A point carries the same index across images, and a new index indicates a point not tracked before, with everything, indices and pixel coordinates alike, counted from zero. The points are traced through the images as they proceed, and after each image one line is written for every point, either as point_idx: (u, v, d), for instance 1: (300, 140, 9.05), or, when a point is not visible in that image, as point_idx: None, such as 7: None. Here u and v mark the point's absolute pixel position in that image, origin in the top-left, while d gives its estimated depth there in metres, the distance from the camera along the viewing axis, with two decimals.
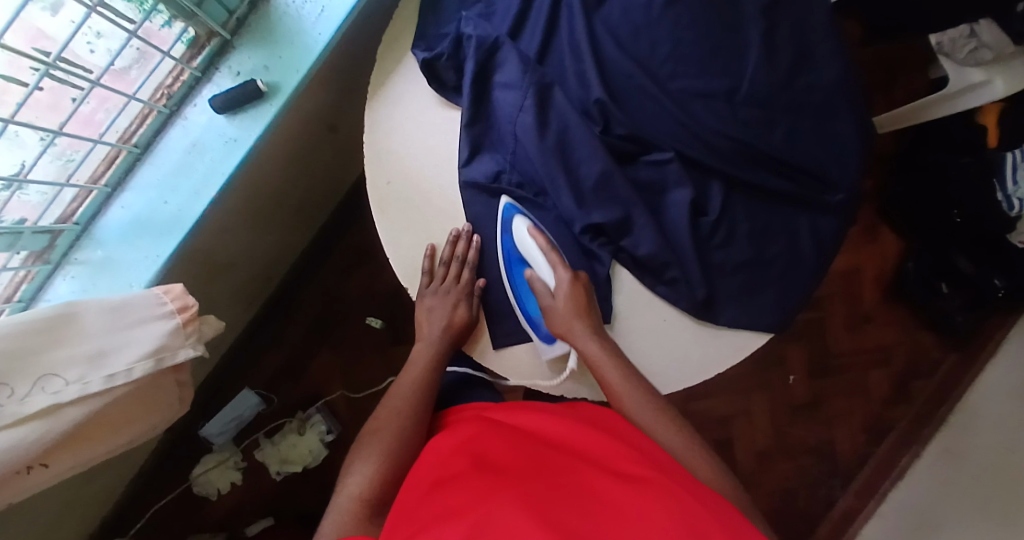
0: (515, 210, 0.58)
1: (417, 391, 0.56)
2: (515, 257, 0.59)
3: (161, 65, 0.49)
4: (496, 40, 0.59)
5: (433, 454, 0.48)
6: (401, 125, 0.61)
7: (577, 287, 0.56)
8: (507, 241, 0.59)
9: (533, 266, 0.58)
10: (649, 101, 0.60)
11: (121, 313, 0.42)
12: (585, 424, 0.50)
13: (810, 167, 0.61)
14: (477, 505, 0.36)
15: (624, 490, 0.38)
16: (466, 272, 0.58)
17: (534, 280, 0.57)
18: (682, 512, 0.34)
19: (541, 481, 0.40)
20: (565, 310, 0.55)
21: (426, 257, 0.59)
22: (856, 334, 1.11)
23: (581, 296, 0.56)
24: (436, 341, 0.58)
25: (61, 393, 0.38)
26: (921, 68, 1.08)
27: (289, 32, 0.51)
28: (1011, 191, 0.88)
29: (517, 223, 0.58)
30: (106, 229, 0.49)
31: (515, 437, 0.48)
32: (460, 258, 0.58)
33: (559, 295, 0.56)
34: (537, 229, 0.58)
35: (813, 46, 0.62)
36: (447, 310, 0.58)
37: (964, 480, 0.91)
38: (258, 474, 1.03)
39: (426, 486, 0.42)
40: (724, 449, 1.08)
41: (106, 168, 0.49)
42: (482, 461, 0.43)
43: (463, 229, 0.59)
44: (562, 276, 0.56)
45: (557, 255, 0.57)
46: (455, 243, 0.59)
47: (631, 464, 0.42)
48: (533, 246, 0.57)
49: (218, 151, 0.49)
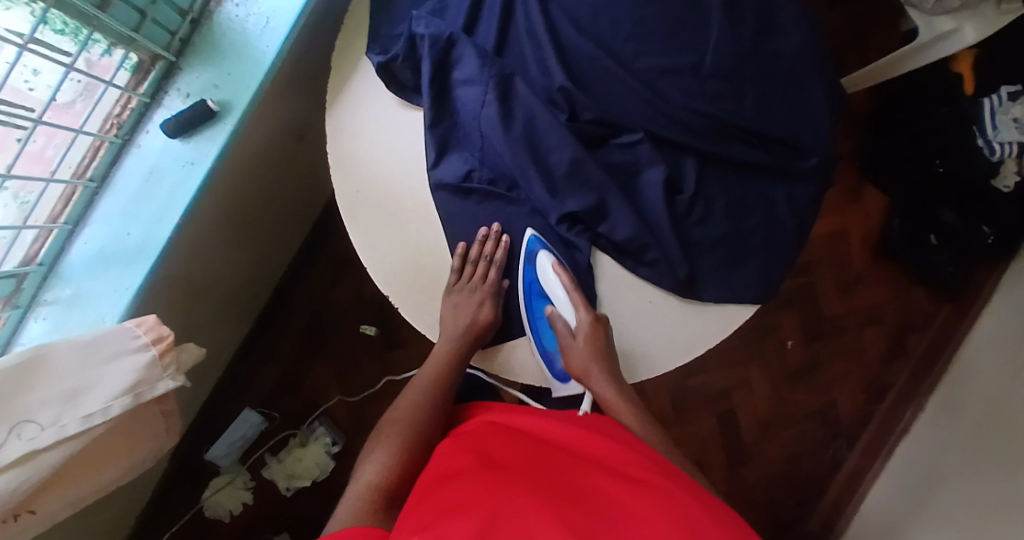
0: (540, 244, 0.59)
1: (434, 382, 0.58)
2: (536, 290, 0.60)
3: (106, 95, 0.48)
4: (450, 36, 0.58)
5: (442, 452, 0.49)
6: (364, 130, 0.60)
7: (598, 329, 0.57)
8: (529, 274, 0.60)
9: (554, 302, 0.60)
10: (614, 82, 0.59)
11: (95, 349, 0.41)
12: (578, 425, 0.52)
13: (782, 135, 0.60)
14: (485, 500, 0.36)
15: (635, 492, 0.39)
16: (493, 271, 0.58)
17: (555, 318, 0.59)
18: (681, 512, 0.36)
19: (551, 479, 0.41)
20: (585, 352, 0.57)
21: (458, 255, 0.58)
22: (848, 295, 1.11)
23: (602, 338, 0.57)
24: (457, 337, 0.57)
25: (38, 438, 0.37)
26: (890, 22, 1.07)
27: (236, 47, 0.50)
28: (991, 136, 0.91)
29: (542, 259, 0.59)
30: (73, 265, 0.48)
31: (528, 442, 0.48)
32: (488, 258, 0.58)
33: (580, 336, 0.58)
34: (560, 265, 0.59)
35: (774, 12, 0.61)
36: (472, 307, 0.57)
37: (965, 429, 0.91)
38: (267, 492, 1.03)
39: (432, 482, 0.43)
40: (727, 421, 1.08)
41: (64, 206, 0.48)
42: (489, 459, 0.44)
43: (494, 227, 0.59)
44: (584, 318, 0.58)
45: (580, 295, 0.58)
46: (484, 243, 0.58)
47: (635, 468, 0.43)
48: (557, 284, 0.58)
49: (176, 176, 0.48)
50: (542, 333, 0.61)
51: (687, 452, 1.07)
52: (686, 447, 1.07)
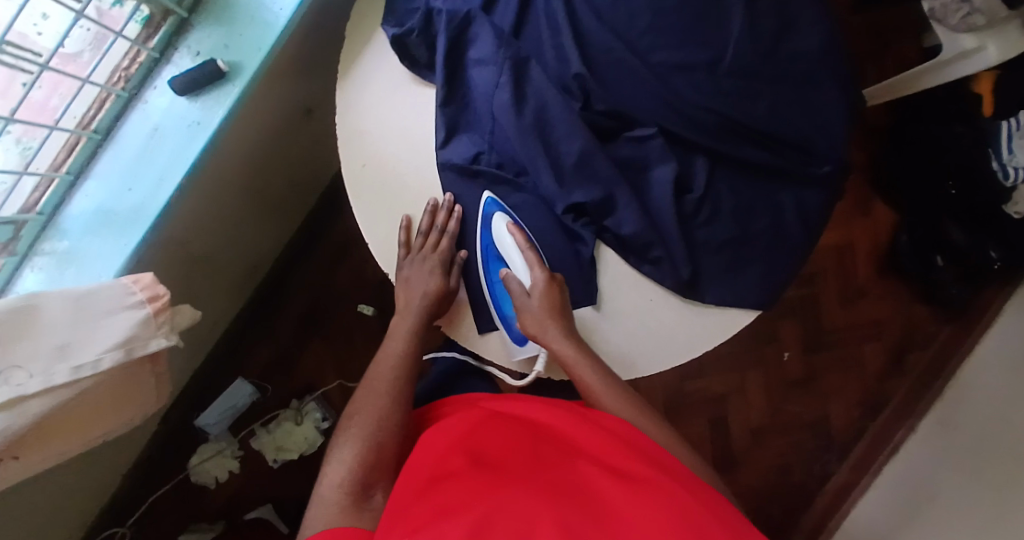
0: (496, 205, 0.58)
1: (398, 365, 0.57)
2: (492, 254, 0.59)
3: (115, 46, 0.47)
4: (468, 13, 0.57)
5: (427, 446, 0.48)
6: (374, 106, 0.59)
7: (553, 287, 0.56)
8: (485, 238, 0.58)
9: (510, 265, 0.58)
10: (629, 74, 0.58)
11: (86, 307, 0.41)
12: (569, 412, 0.52)
13: (796, 140, 0.60)
14: (482, 501, 0.36)
15: (629, 490, 0.38)
16: (445, 241, 0.57)
17: (511, 280, 0.57)
18: (683, 508, 0.36)
19: (543, 478, 0.40)
20: (541, 309, 0.55)
21: (403, 230, 0.58)
22: (850, 309, 1.11)
23: (556, 296, 0.56)
24: (420, 312, 0.57)
25: (25, 385, 0.37)
26: (913, 36, 1.05)
27: (249, 9, 0.49)
28: (1006, 160, 0.85)
29: (499, 220, 0.57)
30: (72, 219, 0.48)
31: (517, 433, 0.48)
32: (440, 227, 0.57)
33: (534, 295, 0.56)
34: (516, 225, 0.57)
35: (797, 13, 0.60)
36: (426, 278, 0.57)
37: (958, 451, 0.91)
38: (255, 463, 1.03)
39: (421, 482, 0.42)
40: (719, 426, 1.08)
41: (66, 156, 0.47)
42: (479, 458, 0.44)
43: (445, 197, 0.58)
44: (538, 277, 0.56)
45: (535, 255, 0.56)
46: (435, 213, 0.58)
47: (630, 464, 0.43)
48: (512, 243, 0.57)
49: (182, 136, 0.48)
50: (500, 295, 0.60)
51: None
52: None
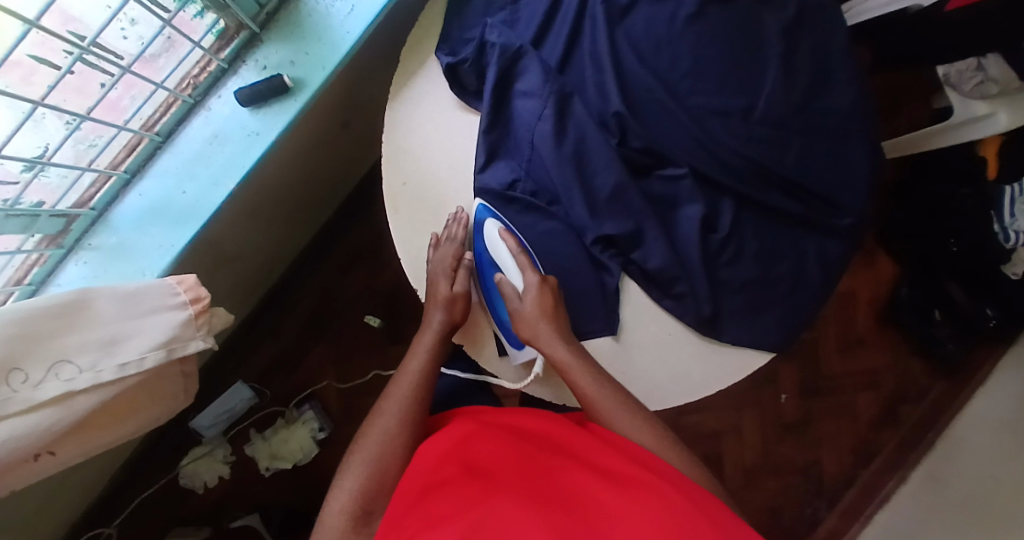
0: (488, 213, 0.59)
1: (417, 381, 0.54)
2: (486, 260, 0.60)
3: (190, 55, 0.49)
4: (519, 49, 0.59)
5: (424, 455, 0.48)
6: (420, 126, 0.61)
7: (545, 290, 0.55)
8: (479, 244, 0.59)
9: (503, 270, 0.58)
10: (667, 115, 0.60)
11: (134, 301, 0.41)
12: (565, 422, 0.52)
13: (820, 191, 0.62)
14: (472, 513, 0.37)
15: (617, 494, 0.39)
16: (454, 250, 0.58)
17: (504, 284, 0.57)
18: (670, 511, 0.36)
19: (536, 485, 0.40)
20: (532, 313, 0.54)
21: (430, 247, 0.59)
22: (849, 357, 1.13)
23: (549, 300, 0.55)
24: (439, 325, 0.57)
25: (74, 380, 0.37)
26: (926, 99, 1.09)
27: (318, 29, 0.51)
28: (1008, 223, 0.89)
29: (489, 227, 0.58)
30: (123, 215, 0.49)
31: (508, 438, 0.48)
32: (453, 238, 0.58)
33: (527, 298, 0.55)
34: (508, 231, 0.58)
35: (832, 72, 0.63)
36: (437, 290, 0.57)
37: (949, 508, 0.91)
38: (246, 468, 1.02)
39: (416, 493, 0.43)
40: (712, 464, 1.09)
41: (126, 155, 0.48)
42: (472, 469, 0.44)
43: (455, 211, 0.59)
44: (530, 279, 0.55)
45: (526, 259, 0.56)
46: (450, 225, 0.59)
47: (619, 465, 0.43)
48: (505, 248, 0.57)
49: (240, 143, 0.49)
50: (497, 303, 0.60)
51: None
52: None
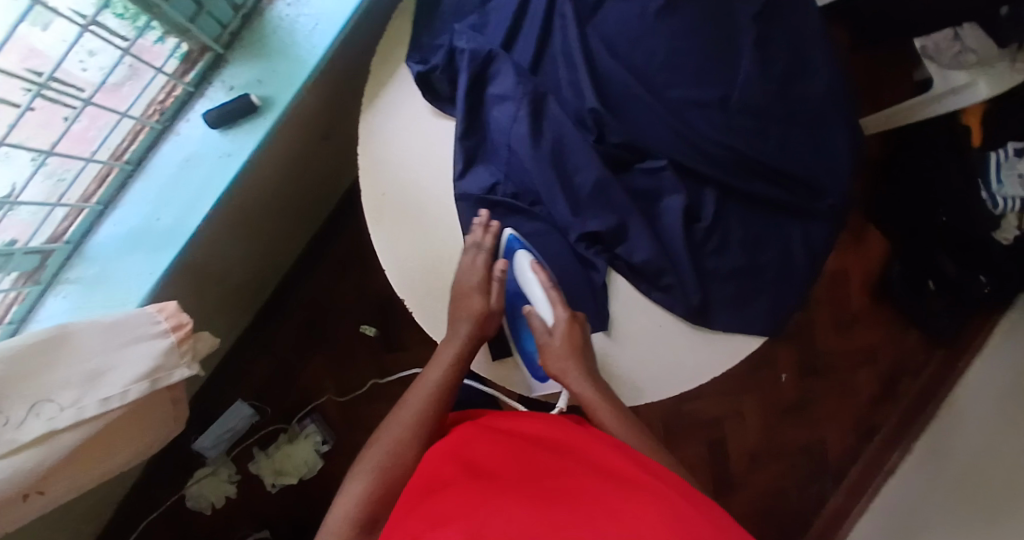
0: (519, 243, 0.59)
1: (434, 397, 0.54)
2: (515, 291, 0.62)
3: (153, 81, 0.49)
4: (490, 52, 0.59)
5: (431, 457, 0.48)
6: (396, 134, 0.61)
7: (574, 327, 0.57)
8: (509, 274, 0.61)
9: (533, 302, 0.60)
10: (645, 109, 0.59)
11: (116, 332, 0.41)
12: (570, 425, 0.51)
13: (803, 175, 0.61)
14: (474, 512, 0.37)
15: (618, 493, 0.38)
16: (482, 259, 0.57)
17: (533, 317, 0.60)
18: (673, 511, 0.36)
19: (538, 486, 0.40)
20: (560, 348, 0.56)
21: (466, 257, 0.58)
22: (845, 334, 1.13)
23: (577, 336, 0.57)
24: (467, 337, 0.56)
25: (57, 418, 0.37)
26: (906, 73, 1.09)
27: (284, 45, 0.51)
28: (995, 190, 0.90)
29: (521, 257, 0.59)
30: (100, 245, 0.48)
31: (513, 441, 0.48)
32: (478, 246, 0.57)
33: (555, 333, 0.57)
34: (539, 263, 0.58)
35: (806, 56, 0.62)
36: (466, 301, 0.56)
37: (950, 478, 0.92)
38: (251, 486, 1.02)
39: (419, 492, 0.43)
40: (716, 450, 1.09)
41: (97, 186, 0.48)
42: (476, 469, 0.44)
43: (482, 215, 0.58)
44: (560, 316, 0.57)
45: (557, 293, 0.58)
46: (479, 231, 0.58)
47: (623, 467, 0.43)
48: (535, 280, 0.58)
49: (212, 166, 0.49)
50: (525, 332, 0.62)
51: None
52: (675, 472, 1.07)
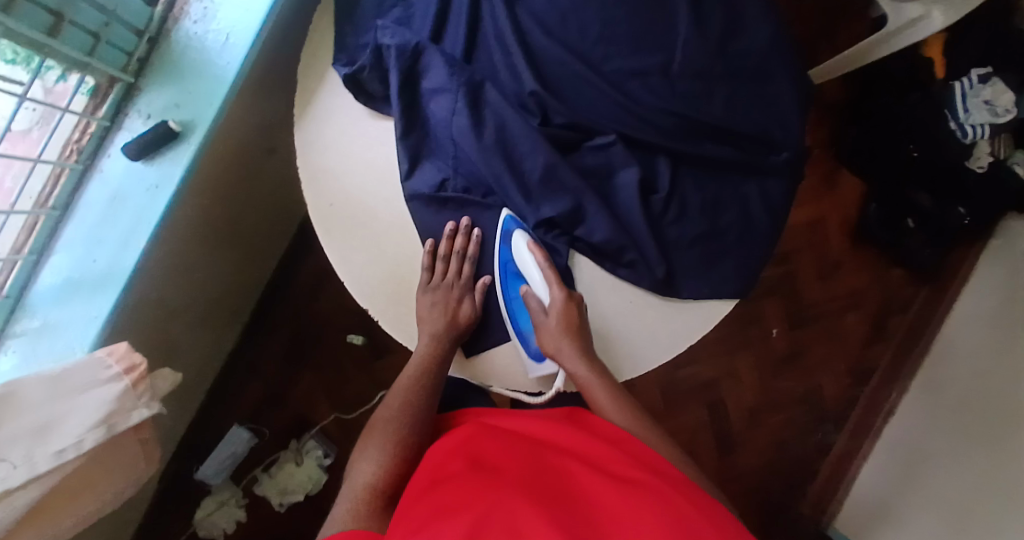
0: (515, 224, 0.58)
1: (415, 381, 0.57)
2: (511, 271, 0.60)
3: (63, 122, 0.48)
4: (417, 45, 0.58)
5: (433, 456, 0.49)
6: (335, 141, 0.59)
7: (571, 307, 0.56)
8: (505, 255, 0.59)
9: (530, 282, 0.59)
10: (585, 86, 0.58)
11: (64, 383, 0.41)
12: (565, 424, 0.52)
13: (753, 132, 0.60)
14: (480, 498, 0.37)
15: (622, 491, 0.39)
16: (467, 266, 0.58)
17: (530, 297, 0.58)
18: (673, 507, 0.36)
19: (541, 481, 0.41)
20: (557, 328, 0.56)
21: (427, 254, 0.57)
22: (830, 281, 1.12)
23: (573, 316, 0.56)
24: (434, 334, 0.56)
25: (9, 477, 0.37)
26: (859, 13, 1.08)
27: (197, 66, 0.50)
28: (963, 118, 0.93)
29: (517, 239, 0.58)
30: (41, 295, 0.48)
31: (514, 440, 0.49)
32: (460, 252, 0.58)
33: (552, 312, 0.57)
34: (537, 244, 0.58)
35: (743, 10, 0.61)
36: (449, 303, 0.57)
37: (949, 412, 0.94)
38: (258, 505, 1.02)
39: (423, 487, 0.43)
40: (715, 412, 1.08)
41: (27, 236, 0.47)
42: (479, 462, 0.44)
43: (463, 222, 0.58)
44: (557, 295, 0.56)
45: (554, 273, 0.57)
46: (454, 237, 0.58)
47: (623, 467, 0.44)
48: (531, 260, 0.57)
49: (142, 199, 0.48)
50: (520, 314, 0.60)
51: (678, 444, 1.07)
52: (678, 440, 1.07)
